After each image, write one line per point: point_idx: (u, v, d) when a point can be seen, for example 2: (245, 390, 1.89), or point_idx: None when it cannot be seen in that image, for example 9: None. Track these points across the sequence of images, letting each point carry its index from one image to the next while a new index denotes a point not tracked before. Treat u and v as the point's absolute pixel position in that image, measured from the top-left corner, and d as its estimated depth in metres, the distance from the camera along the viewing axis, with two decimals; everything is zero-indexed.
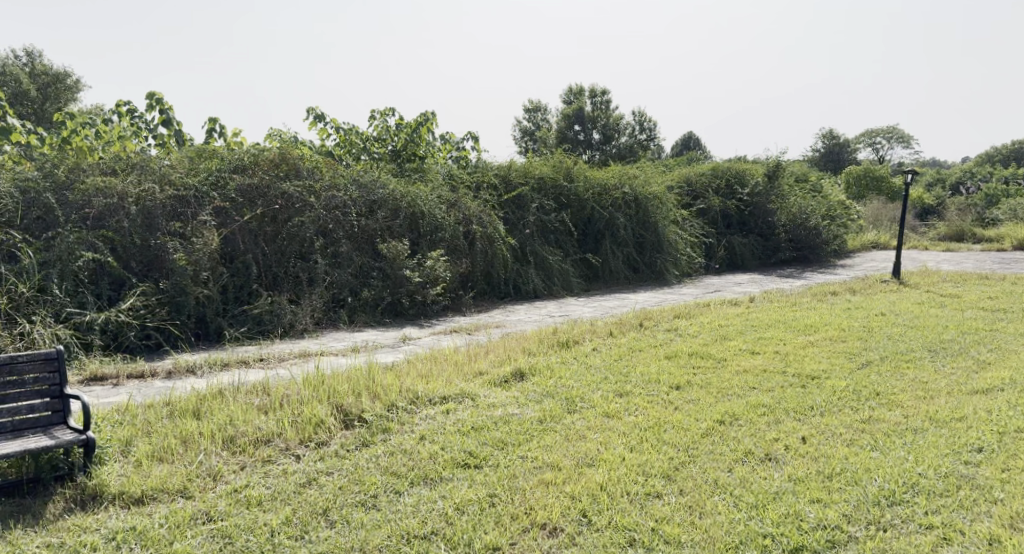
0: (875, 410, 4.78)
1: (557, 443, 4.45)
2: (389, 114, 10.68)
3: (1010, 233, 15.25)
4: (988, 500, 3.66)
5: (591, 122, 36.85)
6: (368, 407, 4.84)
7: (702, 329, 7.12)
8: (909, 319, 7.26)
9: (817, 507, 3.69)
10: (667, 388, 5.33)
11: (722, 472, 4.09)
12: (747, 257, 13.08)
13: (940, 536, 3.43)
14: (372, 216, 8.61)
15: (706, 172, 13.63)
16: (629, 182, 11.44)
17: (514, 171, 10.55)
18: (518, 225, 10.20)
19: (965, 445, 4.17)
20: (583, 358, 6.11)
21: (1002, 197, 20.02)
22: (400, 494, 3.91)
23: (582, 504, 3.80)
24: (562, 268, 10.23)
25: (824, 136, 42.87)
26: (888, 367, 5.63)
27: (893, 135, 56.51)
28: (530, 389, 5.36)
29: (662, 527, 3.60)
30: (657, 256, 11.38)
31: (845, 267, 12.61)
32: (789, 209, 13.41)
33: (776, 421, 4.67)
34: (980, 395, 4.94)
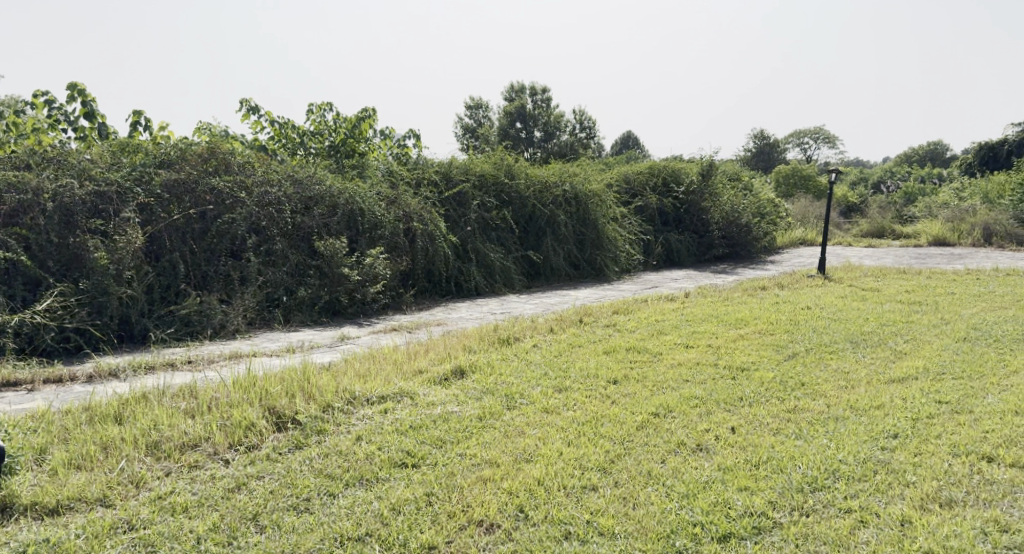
0: (800, 400, 4.96)
1: (496, 440, 4.46)
2: (326, 109, 10.48)
3: (925, 230, 16.05)
4: (902, 482, 3.85)
5: (531, 120, 37.03)
6: (302, 408, 4.74)
7: (639, 324, 7.26)
8: (833, 313, 7.57)
9: (745, 495, 3.82)
10: (605, 383, 5.41)
11: (655, 463, 4.17)
12: (684, 253, 13.36)
13: (858, 519, 3.59)
14: (307, 213, 8.44)
15: (643, 170, 13.90)
16: (570, 179, 11.54)
17: (455, 168, 10.50)
18: (459, 223, 10.17)
19: (882, 432, 4.38)
20: (523, 355, 6.14)
21: (919, 195, 21.05)
22: (334, 496, 3.85)
23: (519, 499, 3.83)
24: (503, 265, 10.22)
25: (757, 136, 44.15)
26: (812, 359, 5.87)
27: (820, 136, 58.67)
28: (470, 386, 5.35)
29: (596, 520, 3.68)
30: (597, 253, 11.49)
31: (775, 263, 13.04)
32: (723, 206, 13.78)
33: (708, 412, 4.81)
34: (897, 383, 5.19)
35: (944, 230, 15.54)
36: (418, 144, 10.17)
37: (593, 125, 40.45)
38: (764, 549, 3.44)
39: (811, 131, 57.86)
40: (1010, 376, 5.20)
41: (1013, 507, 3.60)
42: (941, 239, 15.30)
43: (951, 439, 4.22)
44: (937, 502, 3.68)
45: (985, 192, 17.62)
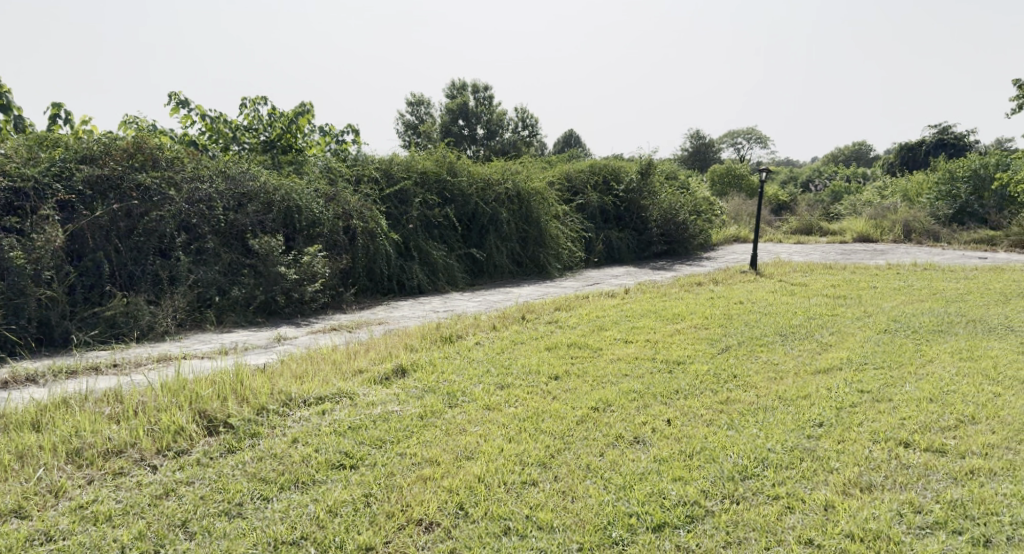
0: (732, 392, 5.11)
1: (437, 439, 4.44)
2: (261, 103, 10.19)
3: (850, 227, 16.73)
4: (826, 469, 4.01)
5: (474, 117, 36.94)
6: (235, 411, 4.62)
7: (581, 320, 7.34)
8: (764, 307, 7.83)
9: (679, 485, 3.92)
10: (546, 379, 5.45)
11: (594, 457, 4.23)
12: (625, 250, 13.55)
13: (785, 505, 3.73)
14: (240, 210, 8.21)
15: (584, 168, 14.05)
16: (512, 177, 11.56)
17: (396, 164, 10.39)
18: (400, 220, 10.06)
19: (808, 420, 4.55)
20: (465, 352, 6.13)
21: (845, 193, 21.93)
22: (268, 500, 3.78)
23: (459, 497, 3.84)
24: (446, 263, 10.16)
25: (693, 136, 45.21)
26: (744, 351, 6.05)
27: (753, 136, 60.37)
28: (411, 385, 5.31)
29: (535, 514, 3.73)
30: (540, 250, 11.54)
31: (711, 260, 13.36)
32: (661, 204, 14.05)
33: (645, 405, 4.90)
34: (823, 374, 5.41)
35: (868, 227, 16.24)
36: (357, 140, 10.02)
37: (535, 123, 40.66)
38: (696, 537, 3.55)
39: (744, 132, 59.53)
40: (926, 364, 5.48)
41: (926, 489, 3.79)
42: (865, 235, 15.98)
43: (871, 426, 4.42)
44: (858, 487, 3.85)
45: (904, 192, 18.51)
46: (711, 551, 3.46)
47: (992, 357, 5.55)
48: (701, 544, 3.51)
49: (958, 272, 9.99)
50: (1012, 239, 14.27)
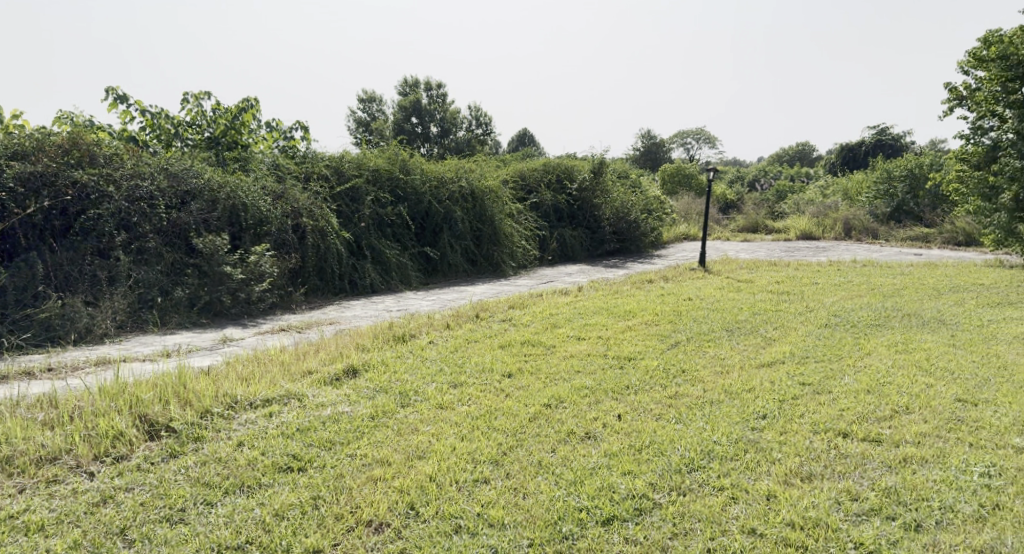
0: (680, 386, 5.21)
1: (388, 439, 4.40)
2: (205, 98, 9.90)
3: (794, 224, 17.20)
4: (769, 460, 4.12)
5: (427, 115, 36.66)
6: (177, 415, 4.50)
7: (534, 318, 7.37)
8: (712, 303, 7.99)
9: (628, 478, 3.98)
10: (499, 377, 5.46)
11: (546, 453, 4.26)
12: (578, 248, 13.64)
13: (729, 496, 3.83)
14: (184, 208, 7.99)
15: (538, 167, 14.09)
16: (466, 175, 11.51)
17: (347, 162, 10.25)
18: (352, 219, 9.93)
19: (752, 413, 4.66)
20: (418, 351, 6.10)
21: (790, 192, 22.52)
22: (212, 505, 3.71)
23: (409, 497, 3.82)
24: (399, 261, 10.07)
25: (644, 135, 45.80)
26: (692, 346, 6.17)
27: (702, 136, 61.49)
28: (362, 385, 5.25)
29: (486, 511, 3.74)
30: (494, 249, 11.54)
31: (662, 257, 13.56)
32: (613, 203, 14.20)
33: (597, 401, 4.95)
34: (767, 367, 5.56)
35: (810, 225, 16.72)
36: (306, 136, 9.85)
37: (488, 121, 40.59)
38: (644, 529, 3.62)
39: (693, 132, 60.58)
40: (864, 357, 5.68)
41: (863, 477, 3.93)
42: (808, 233, 16.45)
43: (812, 418, 4.55)
44: (799, 477, 3.96)
45: (844, 191, 19.13)
46: (658, 543, 3.54)
47: (925, 349, 5.79)
48: (648, 536, 3.58)
49: (895, 269, 10.37)
50: (945, 236, 14.87)
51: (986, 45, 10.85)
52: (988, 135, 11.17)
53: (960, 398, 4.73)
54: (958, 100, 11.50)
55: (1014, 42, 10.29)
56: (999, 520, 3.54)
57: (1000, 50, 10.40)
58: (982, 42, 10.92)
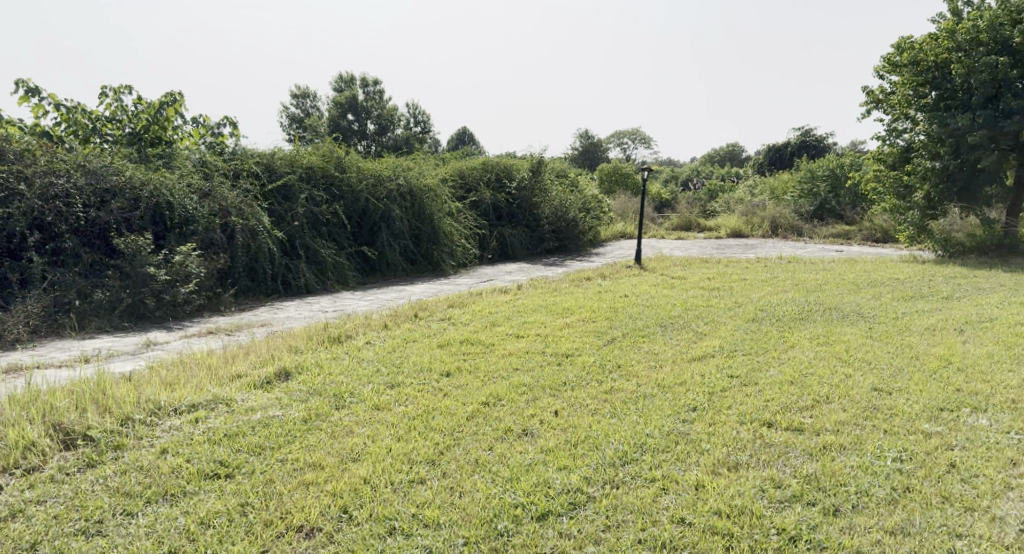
0: (615, 381, 5.29)
1: (321, 442, 4.32)
2: (125, 92, 9.49)
3: (725, 222, 17.69)
4: (698, 450, 4.23)
5: (365, 113, 36.11)
6: (95, 422, 4.32)
7: (473, 317, 7.36)
8: (648, 299, 8.14)
9: (563, 473, 4.03)
10: (437, 376, 5.43)
11: (483, 451, 4.26)
12: (518, 247, 13.66)
13: (660, 487, 3.92)
14: (103, 207, 7.65)
15: (477, 166, 14.04)
16: (403, 173, 11.37)
17: (278, 159, 10.00)
18: (285, 217, 9.70)
19: (683, 406, 4.78)
20: (354, 353, 6.00)
21: (721, 192, 23.16)
22: (131, 516, 3.62)
23: (342, 500, 3.78)
24: (335, 261, 9.88)
25: (582, 135, 46.32)
26: (627, 342, 6.28)
27: (637, 136, 62.54)
28: (294, 388, 5.13)
29: (421, 512, 3.73)
30: (432, 247, 11.45)
31: (599, 255, 13.71)
32: (551, 202, 14.31)
33: (535, 398, 4.98)
34: (698, 360, 5.71)
35: (740, 223, 17.24)
36: (235, 132, 9.54)
37: (426, 119, 40.29)
38: (578, 523, 3.69)
39: (629, 132, 61.64)
40: (788, 350, 5.89)
41: (786, 465, 4.07)
42: (738, 231, 16.95)
43: (739, 409, 4.70)
44: (726, 466, 4.08)
45: (772, 191, 19.79)
46: (591, 536, 3.61)
47: (845, 341, 6.04)
48: (582, 530, 3.65)
49: (817, 265, 10.79)
50: (864, 233, 15.56)
51: (898, 51, 11.38)
52: (903, 137, 11.72)
53: (875, 387, 4.96)
54: (874, 103, 12.05)
55: (924, 48, 10.83)
56: (909, 502, 3.72)
57: (911, 57, 10.93)
58: (895, 49, 11.46)
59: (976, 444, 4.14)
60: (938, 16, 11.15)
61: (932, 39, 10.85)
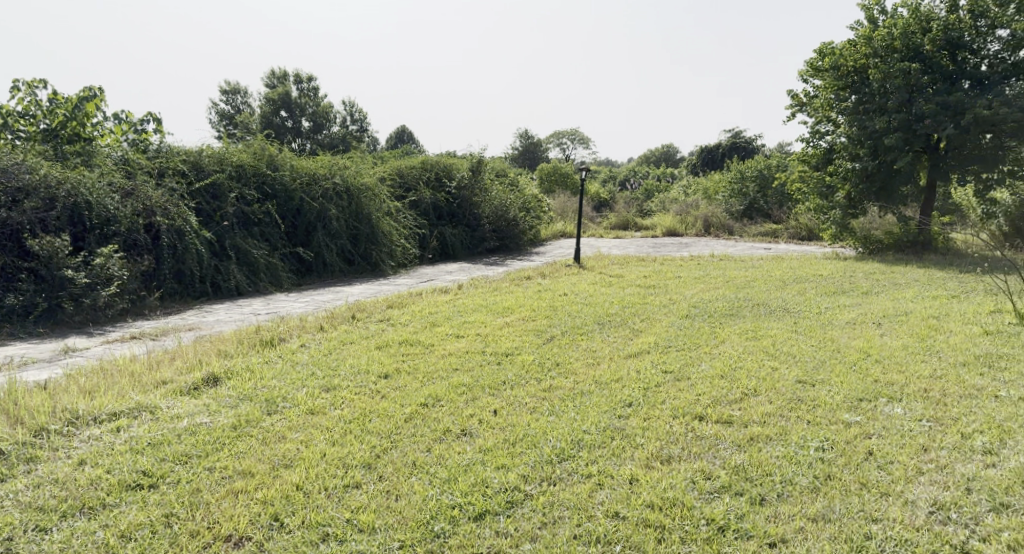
0: (554, 379, 5.32)
1: (252, 449, 4.21)
2: (39, 87, 9.01)
3: (660, 221, 18.05)
4: (633, 445, 4.30)
5: (299, 110, 35.25)
6: (6, 435, 4.14)
7: (412, 317, 7.30)
8: (586, 298, 8.23)
9: (501, 472, 4.03)
10: (375, 378, 5.36)
11: (421, 452, 4.23)
12: (458, 247, 13.59)
13: (596, 482, 3.97)
14: (15, 206, 7.25)
15: (416, 165, 13.91)
16: (340, 172, 11.18)
17: (207, 157, 9.68)
18: (214, 217, 9.39)
19: (619, 402, 4.85)
20: (288, 356, 5.86)
21: (658, 191, 23.61)
22: (45, 531, 3.51)
23: (273, 508, 3.73)
24: (268, 262, 9.62)
25: (521, 135, 46.48)
26: (566, 340, 6.34)
27: (575, 136, 63.16)
28: (224, 395, 4.98)
29: (356, 517, 3.70)
30: (370, 248, 11.26)
31: (539, 254, 13.75)
32: (490, 202, 14.31)
33: (474, 398, 4.96)
34: (634, 357, 5.80)
35: (675, 222, 17.61)
36: (159, 129, 9.17)
37: (363, 117, 39.70)
38: (515, 521, 3.71)
39: (568, 132, 62.21)
40: (719, 345, 6.06)
41: (715, 457, 4.18)
42: (673, 230, 17.32)
43: (672, 403, 4.80)
44: (660, 460, 4.16)
45: (705, 190, 20.30)
46: (528, 533, 3.64)
47: (772, 335, 6.25)
48: (519, 528, 3.67)
49: (746, 262, 11.13)
50: (791, 232, 16.13)
51: (820, 56, 11.82)
52: (825, 139, 12.24)
53: (800, 379, 5.15)
54: (799, 106, 12.51)
55: (844, 54, 11.31)
56: (830, 489, 3.87)
57: (832, 61, 11.39)
58: (818, 54, 11.91)
59: (891, 432, 4.35)
60: (856, 23, 11.65)
61: (851, 45, 11.36)
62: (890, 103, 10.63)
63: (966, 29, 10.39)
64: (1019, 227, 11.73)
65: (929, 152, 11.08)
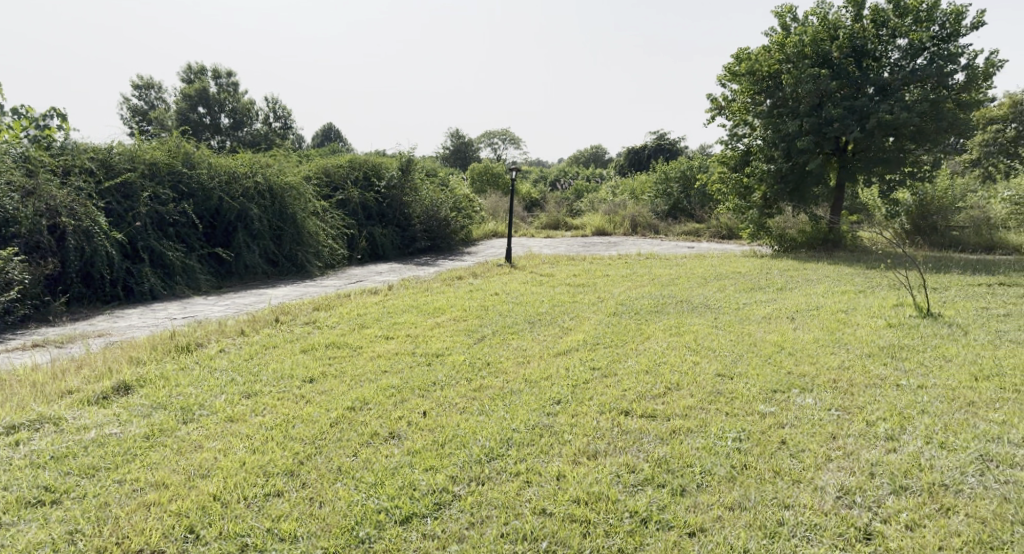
0: (484, 379, 5.32)
1: (166, 459, 4.06)
2: None
3: (589, 221, 18.32)
4: (561, 442, 4.34)
5: (218, 106, 34.07)
6: None
7: (340, 319, 7.16)
8: (517, 297, 8.27)
9: (429, 474, 4.00)
10: (300, 382, 5.23)
11: (346, 457, 4.15)
12: (387, 247, 13.41)
13: (524, 480, 3.99)
14: None
15: (344, 164, 13.65)
16: (261, 171, 10.87)
17: (117, 154, 9.25)
18: (126, 218, 8.96)
19: (548, 400, 4.88)
20: (206, 362, 5.65)
21: (588, 191, 23.93)
22: None
23: (188, 520, 3.63)
24: (186, 265, 9.26)
25: (451, 134, 46.27)
26: (497, 339, 6.34)
27: (506, 137, 63.35)
28: (135, 403, 4.76)
29: (277, 525, 3.63)
30: (296, 248, 10.97)
31: (471, 254, 13.71)
32: (420, 201, 14.19)
33: (402, 400, 4.91)
34: (563, 355, 5.85)
35: (603, 222, 17.91)
36: (64, 124, 8.66)
37: (288, 114, 38.70)
38: (442, 523, 3.69)
39: (499, 132, 62.33)
40: (644, 341, 6.19)
41: (639, 451, 4.27)
42: (602, 229, 17.61)
43: (600, 399, 4.87)
44: (586, 456, 4.22)
45: (632, 190, 20.70)
46: (455, 534, 3.63)
47: (694, 331, 6.43)
48: (446, 529, 3.66)
49: (670, 260, 11.41)
50: (714, 231, 16.64)
51: (737, 61, 12.23)
52: (743, 141, 12.70)
53: (719, 373, 5.31)
54: (718, 109, 12.91)
55: (759, 59, 11.73)
56: (746, 478, 4.01)
57: (748, 66, 11.80)
58: (734, 59, 12.32)
59: (803, 421, 4.54)
60: (770, 30, 12.11)
61: (765, 51, 11.77)
62: (801, 107, 11.12)
63: (869, 38, 10.99)
64: (919, 226, 12.46)
65: (838, 155, 11.63)
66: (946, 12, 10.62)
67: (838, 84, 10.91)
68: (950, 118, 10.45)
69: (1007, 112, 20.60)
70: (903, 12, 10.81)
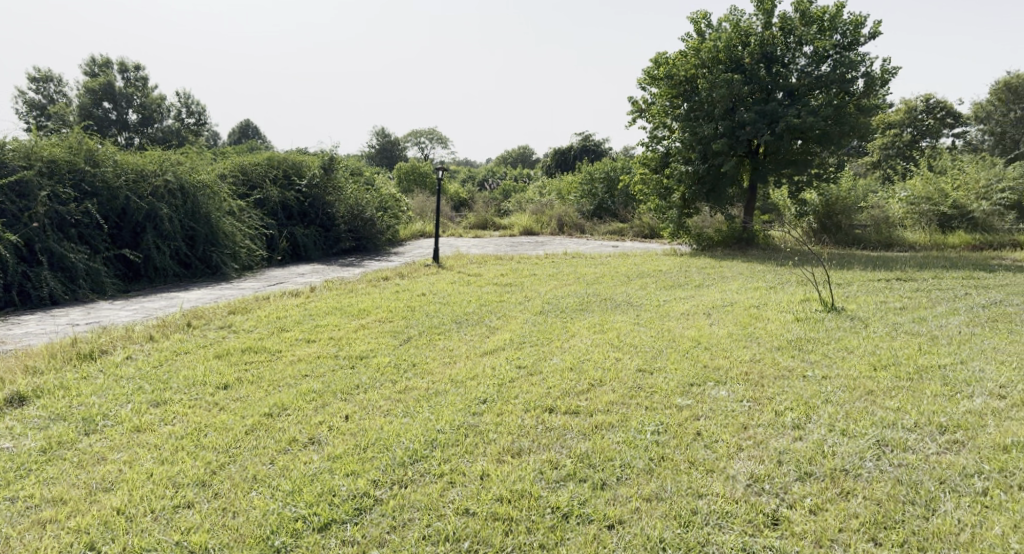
0: (409, 380, 5.25)
1: (64, 473, 3.86)
2: None
3: (516, 221, 18.41)
4: (485, 441, 4.34)
5: (125, 101, 32.49)
6: None
7: (258, 322, 6.95)
8: (443, 297, 8.22)
9: (349, 479, 3.92)
10: (213, 389, 5.03)
11: (263, 465, 4.02)
12: (310, 247, 13.08)
13: (447, 481, 3.97)
14: None
15: (262, 162, 13.24)
16: (173, 169, 10.42)
17: (11, 151, 8.71)
18: (22, 218, 8.44)
19: (473, 400, 4.86)
20: (111, 370, 5.37)
21: (515, 191, 24.08)
22: None
23: (88, 536, 3.47)
24: (90, 267, 8.78)
25: (377, 133, 45.64)
26: (423, 340, 6.28)
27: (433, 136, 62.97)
28: (31, 415, 4.49)
29: (186, 538, 3.50)
30: (211, 249, 10.57)
31: (398, 255, 13.55)
32: (344, 201, 13.91)
33: (324, 404, 4.79)
34: (490, 354, 5.85)
35: (530, 221, 18.06)
36: None
37: (202, 110, 37.27)
38: (362, 528, 3.63)
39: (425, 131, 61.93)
40: (569, 339, 6.26)
41: (562, 447, 4.31)
42: (529, 229, 17.73)
43: (525, 397, 4.89)
44: (510, 454, 4.23)
45: (558, 191, 20.93)
46: (375, 539, 3.58)
47: (617, 328, 6.55)
48: (366, 534, 3.60)
49: (594, 259, 11.59)
50: (636, 230, 17.00)
51: (656, 65, 12.52)
52: (662, 143, 13.03)
53: (640, 368, 5.43)
54: (638, 111, 13.20)
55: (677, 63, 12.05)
56: (663, 470, 4.11)
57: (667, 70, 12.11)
58: (653, 63, 12.61)
59: (718, 413, 4.69)
60: (686, 35, 12.46)
61: (682, 56, 12.09)
62: (716, 111, 11.52)
63: (778, 45, 11.47)
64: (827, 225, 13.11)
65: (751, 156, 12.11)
66: (846, 22, 11.22)
67: (749, 89, 11.35)
68: (852, 121, 11.04)
69: (904, 116, 21.98)
70: (809, 21, 11.34)
